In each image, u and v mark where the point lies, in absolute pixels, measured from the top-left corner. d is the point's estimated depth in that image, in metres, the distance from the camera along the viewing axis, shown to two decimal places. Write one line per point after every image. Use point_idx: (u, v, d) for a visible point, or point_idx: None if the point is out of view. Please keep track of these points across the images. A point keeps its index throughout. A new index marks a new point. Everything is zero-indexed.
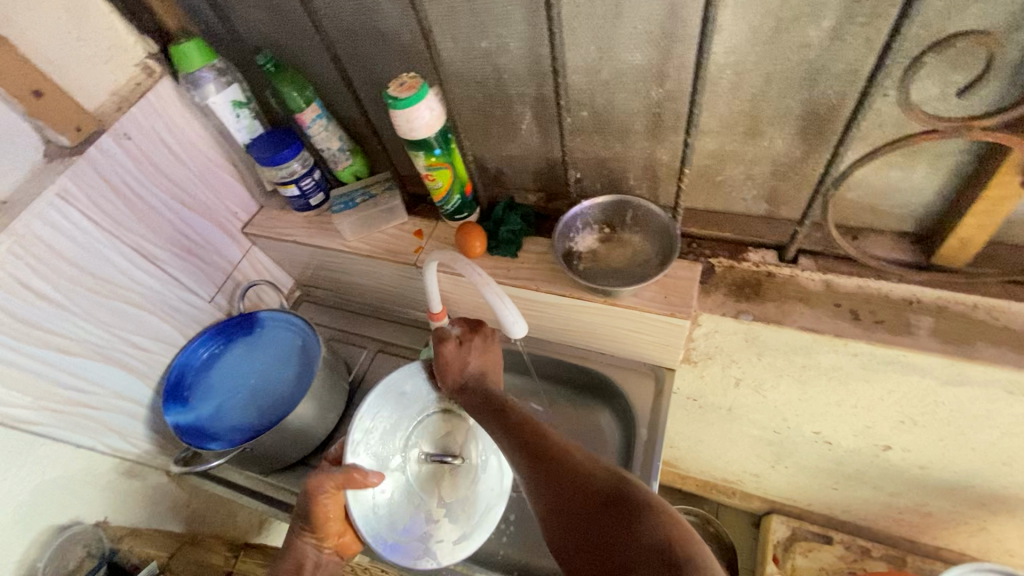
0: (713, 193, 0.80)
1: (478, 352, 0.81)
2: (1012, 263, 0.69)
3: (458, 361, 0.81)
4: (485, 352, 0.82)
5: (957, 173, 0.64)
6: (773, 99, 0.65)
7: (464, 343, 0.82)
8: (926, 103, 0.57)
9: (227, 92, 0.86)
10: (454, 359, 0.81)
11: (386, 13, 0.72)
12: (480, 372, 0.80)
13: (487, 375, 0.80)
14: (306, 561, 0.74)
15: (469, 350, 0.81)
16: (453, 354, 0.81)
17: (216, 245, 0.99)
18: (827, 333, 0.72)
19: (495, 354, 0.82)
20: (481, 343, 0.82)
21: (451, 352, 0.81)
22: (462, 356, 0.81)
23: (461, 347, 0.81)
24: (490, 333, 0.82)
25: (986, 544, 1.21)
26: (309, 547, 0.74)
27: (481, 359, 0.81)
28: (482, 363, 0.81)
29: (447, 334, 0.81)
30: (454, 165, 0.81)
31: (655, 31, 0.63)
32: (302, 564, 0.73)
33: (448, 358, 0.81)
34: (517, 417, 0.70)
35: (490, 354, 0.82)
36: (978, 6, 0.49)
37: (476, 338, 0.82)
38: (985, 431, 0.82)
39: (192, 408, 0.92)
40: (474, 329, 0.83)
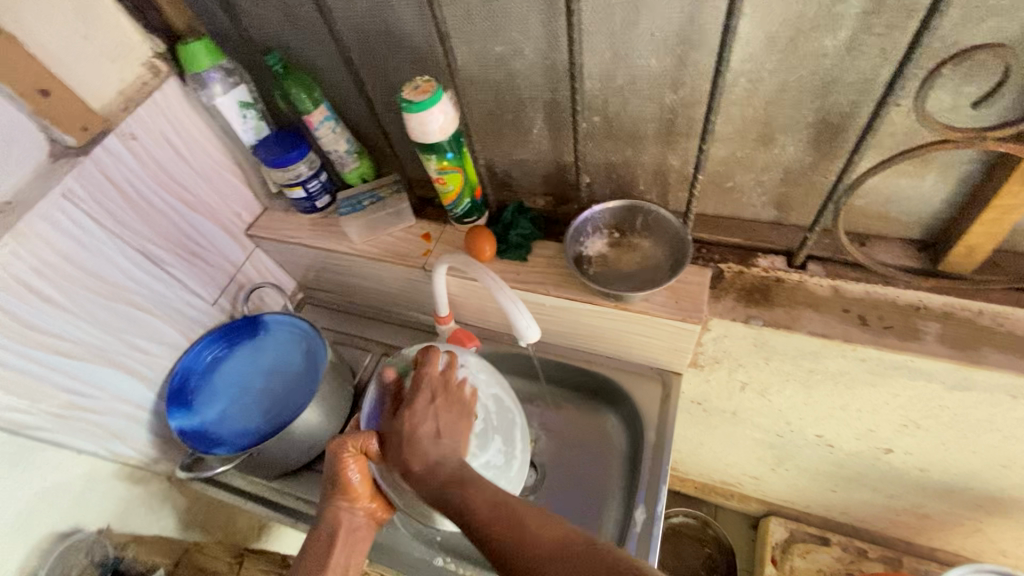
0: (723, 199, 0.80)
1: (426, 416, 0.70)
2: (1017, 270, 0.70)
3: (399, 445, 0.69)
4: (450, 416, 0.71)
5: (966, 181, 0.65)
6: (787, 107, 0.65)
7: (416, 406, 0.71)
8: (939, 113, 0.58)
9: (234, 93, 0.85)
10: (399, 434, 0.70)
11: (400, 16, 0.72)
12: (437, 449, 0.68)
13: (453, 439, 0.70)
14: (340, 526, 0.72)
15: (412, 418, 0.70)
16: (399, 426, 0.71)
17: (220, 247, 0.97)
18: (836, 338, 0.73)
19: (456, 416, 0.72)
20: (431, 409, 0.71)
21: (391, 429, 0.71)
22: (425, 417, 0.70)
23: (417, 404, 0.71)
24: (456, 394, 0.73)
25: (982, 545, 1.23)
26: (343, 512, 0.73)
27: (438, 429, 0.70)
28: (437, 425, 0.70)
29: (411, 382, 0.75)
30: (465, 169, 0.81)
31: (671, 38, 0.64)
32: (338, 528, 0.72)
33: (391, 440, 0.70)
34: (487, 494, 0.62)
35: (454, 420, 0.71)
36: (994, 19, 0.50)
37: (422, 400, 0.72)
38: (987, 434, 0.83)
39: (196, 411, 0.91)
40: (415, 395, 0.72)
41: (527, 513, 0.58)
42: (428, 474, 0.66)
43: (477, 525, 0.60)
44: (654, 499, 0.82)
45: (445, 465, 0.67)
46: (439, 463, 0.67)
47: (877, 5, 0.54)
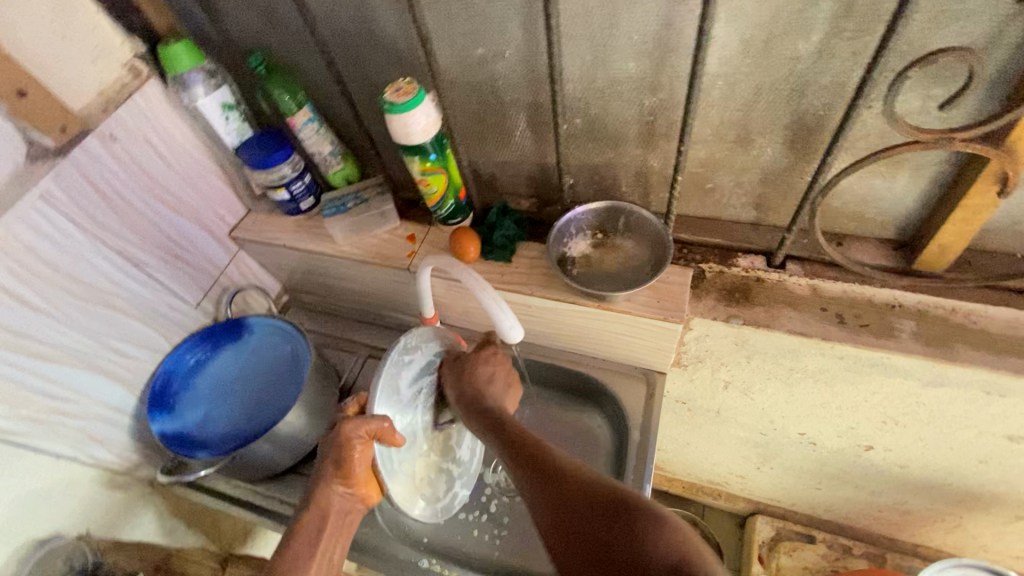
0: (703, 200, 0.82)
1: (485, 365, 0.78)
2: (989, 268, 0.72)
3: (466, 381, 0.77)
4: (495, 374, 0.78)
5: (937, 182, 0.67)
6: (762, 110, 0.66)
7: (470, 362, 0.79)
8: (909, 115, 0.59)
9: (216, 94, 0.85)
10: (466, 374, 0.77)
11: (381, 18, 0.73)
12: (492, 387, 0.77)
13: (502, 390, 0.77)
14: (332, 511, 0.71)
15: (474, 366, 0.78)
16: (456, 383, 0.77)
17: (203, 249, 0.97)
18: (815, 336, 0.74)
19: (507, 370, 0.80)
20: (488, 371, 0.78)
21: (446, 383, 0.75)
22: (477, 373, 0.78)
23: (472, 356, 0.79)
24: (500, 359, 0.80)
25: (963, 540, 1.25)
26: (336, 497, 0.71)
27: (488, 376, 0.77)
28: (492, 373, 0.78)
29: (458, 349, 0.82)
30: (449, 170, 0.82)
31: (649, 42, 0.64)
32: (327, 515, 0.71)
33: (459, 387, 0.76)
34: (519, 432, 0.68)
35: (499, 375, 0.79)
36: (959, 24, 0.51)
37: (479, 359, 0.79)
38: (963, 430, 0.85)
39: (178, 415, 0.90)
40: (481, 349, 0.80)
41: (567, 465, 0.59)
42: (492, 415, 0.71)
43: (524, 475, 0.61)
44: (638, 498, 0.83)
45: (494, 401, 0.74)
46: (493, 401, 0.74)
47: (846, 9, 0.55)
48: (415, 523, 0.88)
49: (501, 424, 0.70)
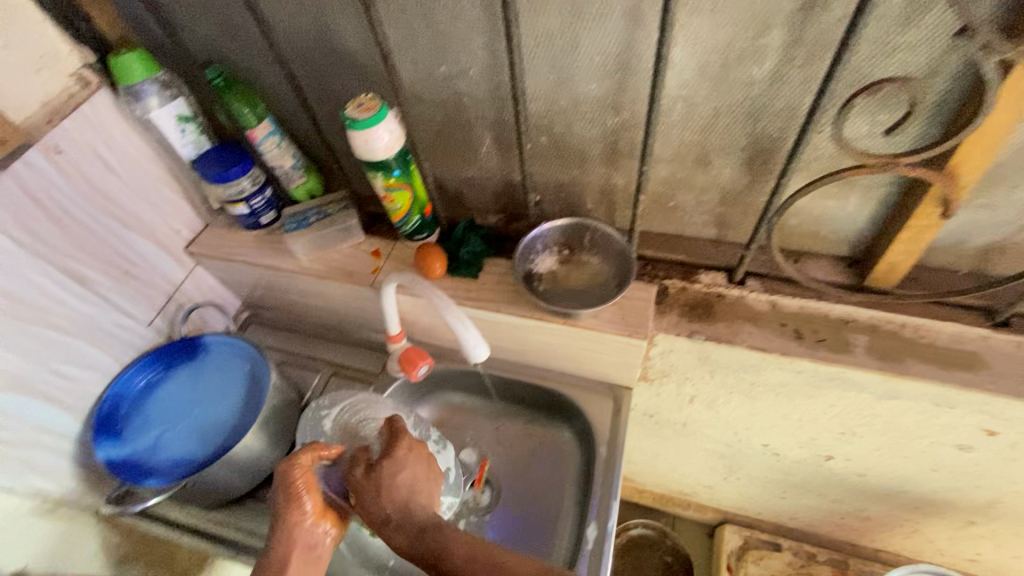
0: (666, 217, 0.83)
1: (406, 465, 0.68)
2: (935, 285, 0.75)
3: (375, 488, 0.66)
4: (420, 469, 0.69)
5: (886, 203, 0.70)
6: (720, 132, 0.68)
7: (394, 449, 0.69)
8: (857, 139, 0.61)
9: (171, 106, 0.82)
10: (374, 482, 0.67)
11: (343, 33, 0.72)
12: (413, 500, 0.66)
13: (426, 496, 0.68)
14: (298, 545, 0.66)
15: (392, 467, 0.68)
16: (373, 483, 0.67)
17: (157, 265, 0.93)
18: (774, 351, 0.76)
19: (431, 475, 0.70)
20: (402, 475, 0.67)
21: (362, 479, 0.68)
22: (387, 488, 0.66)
23: (370, 474, 0.67)
24: (422, 449, 0.71)
25: (919, 544, 1.29)
26: (303, 531, 0.66)
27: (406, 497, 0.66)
28: (413, 477, 0.68)
29: (358, 457, 0.70)
30: (415, 187, 0.81)
31: (611, 64, 0.65)
32: (292, 551, 0.65)
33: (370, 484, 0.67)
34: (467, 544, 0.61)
35: (423, 471, 0.70)
36: (901, 55, 0.54)
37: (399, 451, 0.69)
38: (916, 440, 0.88)
39: (126, 441, 0.86)
40: (395, 443, 0.70)
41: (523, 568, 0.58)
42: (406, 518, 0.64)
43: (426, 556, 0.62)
44: (606, 515, 0.83)
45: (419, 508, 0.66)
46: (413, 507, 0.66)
47: (797, 38, 0.57)
48: (380, 548, 0.86)
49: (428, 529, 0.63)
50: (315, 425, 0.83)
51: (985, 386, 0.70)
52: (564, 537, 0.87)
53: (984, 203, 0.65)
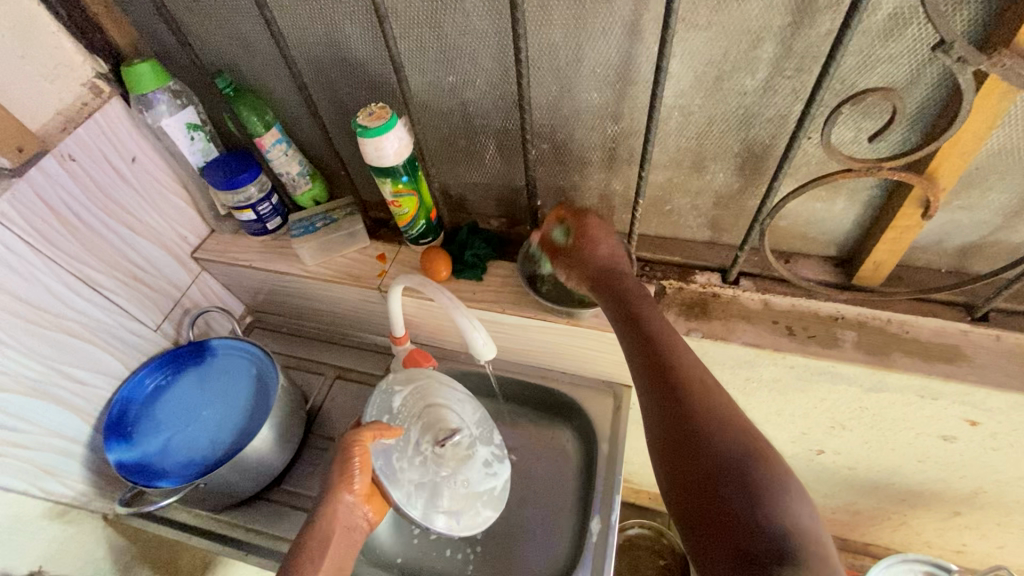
0: (663, 220, 0.87)
1: (602, 240, 0.77)
2: (917, 282, 0.79)
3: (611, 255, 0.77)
4: (609, 246, 0.77)
5: (870, 205, 0.74)
6: (714, 139, 0.72)
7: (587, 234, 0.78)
8: (843, 145, 0.65)
9: (182, 114, 0.85)
10: (576, 250, 0.78)
11: (354, 45, 0.74)
12: (608, 258, 0.76)
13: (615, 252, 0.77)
14: (339, 522, 0.72)
15: (592, 240, 0.77)
16: (612, 248, 0.77)
17: (164, 270, 0.94)
18: (767, 347, 0.80)
19: (611, 236, 0.78)
20: (602, 245, 0.77)
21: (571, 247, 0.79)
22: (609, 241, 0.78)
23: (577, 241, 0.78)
24: (603, 226, 0.79)
25: (908, 537, 1.33)
26: (344, 508, 0.73)
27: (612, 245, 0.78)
28: (610, 251, 0.77)
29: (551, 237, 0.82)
30: (421, 192, 0.83)
31: (612, 75, 0.69)
32: (334, 527, 0.71)
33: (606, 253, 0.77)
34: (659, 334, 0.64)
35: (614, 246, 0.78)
36: (882, 67, 0.58)
37: (594, 228, 0.78)
38: (903, 432, 0.91)
39: (136, 443, 0.86)
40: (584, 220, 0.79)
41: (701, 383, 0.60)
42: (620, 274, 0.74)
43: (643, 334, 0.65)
44: (608, 508, 0.85)
45: (626, 280, 0.73)
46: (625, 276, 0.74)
47: (786, 51, 0.61)
48: (389, 546, 0.90)
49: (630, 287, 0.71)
50: (384, 402, 0.82)
51: (967, 377, 0.74)
52: (564, 534, 0.89)
53: (962, 204, 0.69)
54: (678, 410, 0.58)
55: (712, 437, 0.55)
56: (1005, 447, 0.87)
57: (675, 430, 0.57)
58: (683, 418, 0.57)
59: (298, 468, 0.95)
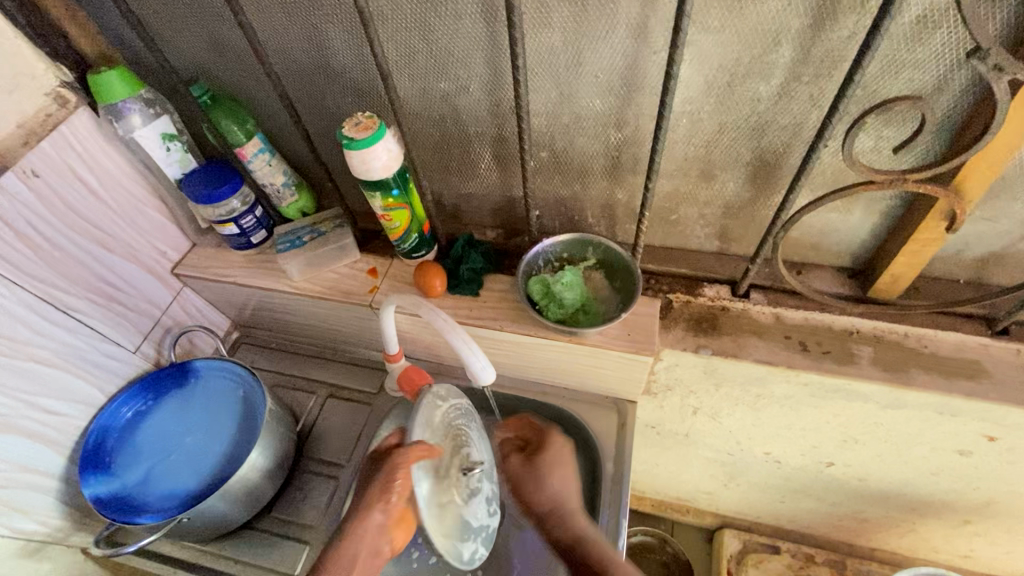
0: (668, 231, 0.83)
1: (552, 484, 0.74)
2: (936, 294, 0.75)
3: (532, 480, 0.75)
4: (559, 463, 0.76)
5: (888, 215, 0.70)
6: (725, 147, 0.68)
7: (531, 457, 0.77)
8: (863, 153, 0.61)
9: (156, 124, 0.79)
10: (530, 482, 0.75)
11: (337, 50, 0.69)
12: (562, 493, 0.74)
13: (571, 485, 0.75)
14: (366, 541, 0.67)
15: (540, 479, 0.75)
16: (520, 471, 0.77)
17: (141, 289, 0.89)
18: (780, 364, 0.76)
19: (567, 461, 0.76)
20: (557, 452, 0.77)
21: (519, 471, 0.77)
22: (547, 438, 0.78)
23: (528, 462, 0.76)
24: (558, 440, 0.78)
25: (915, 543, 1.31)
26: (374, 527, 0.67)
27: (555, 449, 0.77)
28: (560, 482, 0.75)
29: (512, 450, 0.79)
30: (413, 205, 0.78)
31: (615, 81, 0.64)
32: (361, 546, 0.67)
33: (516, 474, 0.77)
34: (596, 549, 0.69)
35: (562, 464, 0.76)
36: (908, 72, 0.53)
37: (540, 465, 0.76)
38: (917, 446, 0.88)
39: (116, 475, 0.82)
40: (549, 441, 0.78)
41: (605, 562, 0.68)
42: (570, 523, 0.72)
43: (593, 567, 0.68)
44: (615, 534, 0.82)
45: (568, 508, 0.73)
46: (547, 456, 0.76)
47: (804, 55, 0.56)
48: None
49: (576, 540, 0.70)
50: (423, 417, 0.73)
51: (989, 395, 0.71)
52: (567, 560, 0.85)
53: (985, 215, 0.66)
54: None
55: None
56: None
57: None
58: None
59: (289, 494, 0.91)
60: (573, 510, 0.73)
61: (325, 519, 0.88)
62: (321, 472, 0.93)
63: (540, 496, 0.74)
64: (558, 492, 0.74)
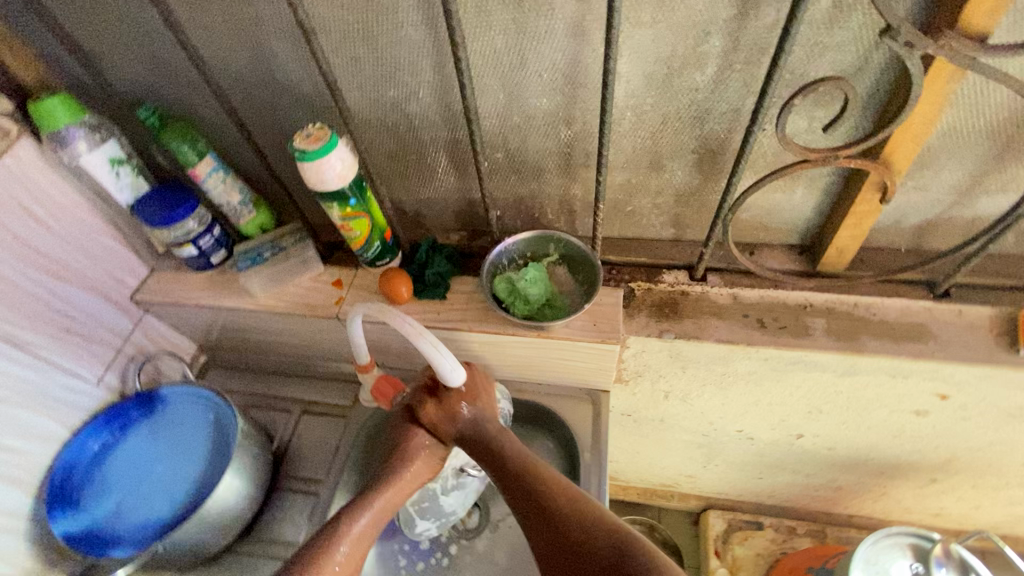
0: (626, 221, 0.85)
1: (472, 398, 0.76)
2: (880, 264, 0.79)
3: (448, 417, 0.75)
4: (473, 388, 0.77)
5: (828, 192, 0.73)
6: (670, 137, 0.70)
7: (443, 398, 0.76)
8: (798, 134, 0.64)
9: (104, 149, 0.78)
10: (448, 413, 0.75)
11: (283, 63, 0.69)
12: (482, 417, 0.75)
13: (488, 408, 0.77)
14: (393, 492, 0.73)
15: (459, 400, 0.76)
16: (437, 414, 0.76)
17: (100, 318, 0.87)
18: (740, 342, 0.79)
19: (485, 386, 0.78)
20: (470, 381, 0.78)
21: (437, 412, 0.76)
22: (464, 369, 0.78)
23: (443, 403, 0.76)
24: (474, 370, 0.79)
25: (889, 506, 1.36)
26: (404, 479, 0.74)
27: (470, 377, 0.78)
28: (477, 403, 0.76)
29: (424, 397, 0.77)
30: (372, 213, 0.79)
31: (560, 78, 0.66)
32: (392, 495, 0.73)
33: (435, 418, 0.76)
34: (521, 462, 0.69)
35: (476, 388, 0.77)
36: (830, 54, 0.56)
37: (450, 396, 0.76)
38: (877, 411, 0.92)
39: (87, 511, 0.80)
40: None
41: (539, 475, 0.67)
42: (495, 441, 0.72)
43: (524, 490, 0.66)
44: None
45: (487, 427, 0.74)
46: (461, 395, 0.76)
47: (733, 44, 0.59)
48: None
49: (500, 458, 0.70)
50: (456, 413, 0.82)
51: (935, 355, 0.75)
52: None
53: (916, 185, 0.69)
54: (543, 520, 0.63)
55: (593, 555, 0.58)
56: (974, 417, 0.88)
57: (564, 571, 0.59)
58: (555, 537, 0.61)
59: (268, 514, 0.90)
60: (490, 432, 0.73)
61: (307, 535, 0.88)
62: (300, 489, 0.93)
63: (454, 426, 0.75)
64: (471, 417, 0.75)
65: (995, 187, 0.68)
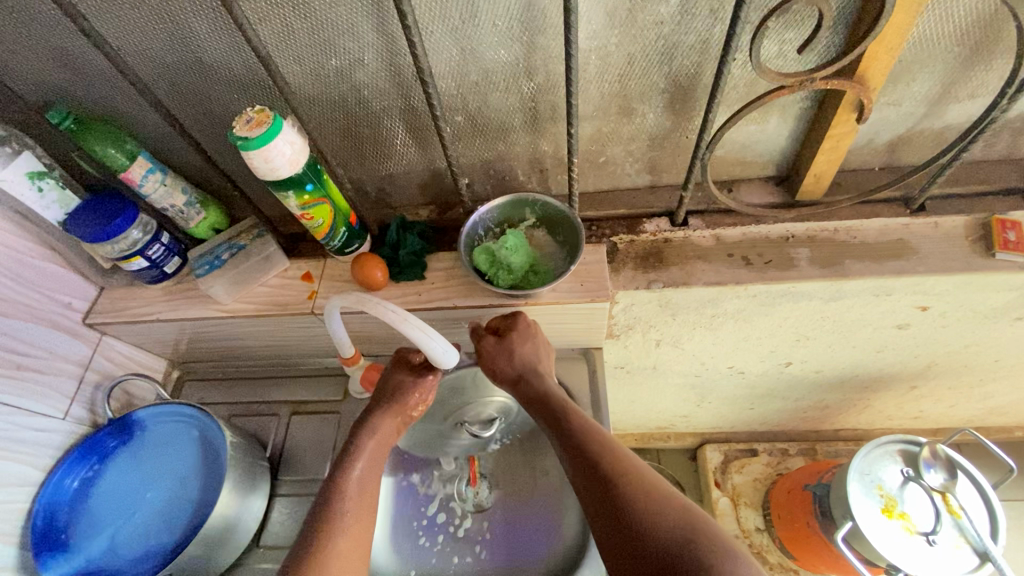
0: (600, 173, 0.82)
1: (517, 346, 0.72)
2: (857, 186, 0.79)
3: (504, 353, 0.72)
4: (523, 339, 0.72)
5: (801, 119, 0.72)
6: (638, 77, 0.66)
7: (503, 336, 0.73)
8: (769, 60, 0.62)
9: (19, 163, 0.69)
10: (488, 361, 0.73)
11: (207, 43, 0.63)
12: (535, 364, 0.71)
13: (538, 364, 0.72)
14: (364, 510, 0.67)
15: (514, 340, 0.72)
16: (494, 347, 0.73)
17: (55, 349, 0.80)
18: (729, 282, 0.77)
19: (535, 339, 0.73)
20: (495, 346, 0.73)
21: (491, 351, 0.72)
22: (506, 350, 0.72)
23: (501, 342, 0.72)
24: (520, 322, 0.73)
25: (872, 417, 1.43)
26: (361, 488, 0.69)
27: (522, 361, 0.72)
28: (528, 352, 0.72)
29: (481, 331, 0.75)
30: (333, 196, 0.72)
31: (516, 26, 0.61)
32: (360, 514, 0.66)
33: (490, 353, 0.73)
34: (580, 428, 0.64)
35: (527, 340, 0.73)
36: None
37: (496, 337, 0.73)
38: (861, 330, 0.94)
39: (79, 549, 0.76)
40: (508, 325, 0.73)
41: (603, 452, 0.61)
42: (544, 401, 0.69)
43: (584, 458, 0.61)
44: None
45: (539, 378, 0.71)
46: (529, 383, 0.71)
47: None
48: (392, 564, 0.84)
49: (558, 417, 0.66)
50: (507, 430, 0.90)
51: (917, 270, 0.75)
52: (570, 518, 0.84)
53: (887, 101, 0.68)
54: (595, 489, 0.59)
55: (650, 530, 0.54)
56: (953, 322, 0.91)
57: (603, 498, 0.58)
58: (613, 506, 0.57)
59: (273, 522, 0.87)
60: (552, 388, 0.69)
61: None
62: (302, 492, 0.89)
63: (512, 367, 0.72)
64: (529, 363, 0.72)
65: (964, 94, 0.68)
